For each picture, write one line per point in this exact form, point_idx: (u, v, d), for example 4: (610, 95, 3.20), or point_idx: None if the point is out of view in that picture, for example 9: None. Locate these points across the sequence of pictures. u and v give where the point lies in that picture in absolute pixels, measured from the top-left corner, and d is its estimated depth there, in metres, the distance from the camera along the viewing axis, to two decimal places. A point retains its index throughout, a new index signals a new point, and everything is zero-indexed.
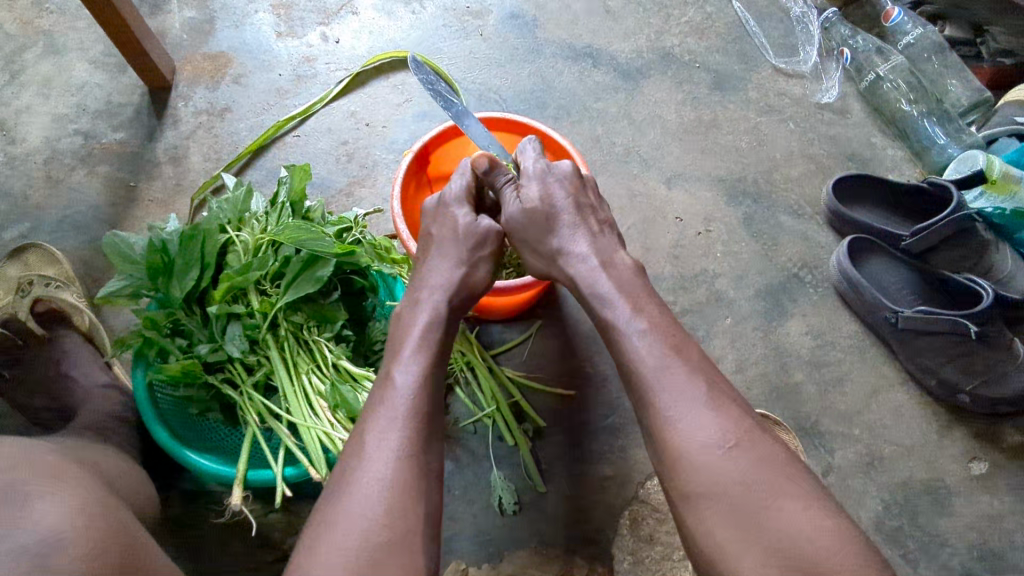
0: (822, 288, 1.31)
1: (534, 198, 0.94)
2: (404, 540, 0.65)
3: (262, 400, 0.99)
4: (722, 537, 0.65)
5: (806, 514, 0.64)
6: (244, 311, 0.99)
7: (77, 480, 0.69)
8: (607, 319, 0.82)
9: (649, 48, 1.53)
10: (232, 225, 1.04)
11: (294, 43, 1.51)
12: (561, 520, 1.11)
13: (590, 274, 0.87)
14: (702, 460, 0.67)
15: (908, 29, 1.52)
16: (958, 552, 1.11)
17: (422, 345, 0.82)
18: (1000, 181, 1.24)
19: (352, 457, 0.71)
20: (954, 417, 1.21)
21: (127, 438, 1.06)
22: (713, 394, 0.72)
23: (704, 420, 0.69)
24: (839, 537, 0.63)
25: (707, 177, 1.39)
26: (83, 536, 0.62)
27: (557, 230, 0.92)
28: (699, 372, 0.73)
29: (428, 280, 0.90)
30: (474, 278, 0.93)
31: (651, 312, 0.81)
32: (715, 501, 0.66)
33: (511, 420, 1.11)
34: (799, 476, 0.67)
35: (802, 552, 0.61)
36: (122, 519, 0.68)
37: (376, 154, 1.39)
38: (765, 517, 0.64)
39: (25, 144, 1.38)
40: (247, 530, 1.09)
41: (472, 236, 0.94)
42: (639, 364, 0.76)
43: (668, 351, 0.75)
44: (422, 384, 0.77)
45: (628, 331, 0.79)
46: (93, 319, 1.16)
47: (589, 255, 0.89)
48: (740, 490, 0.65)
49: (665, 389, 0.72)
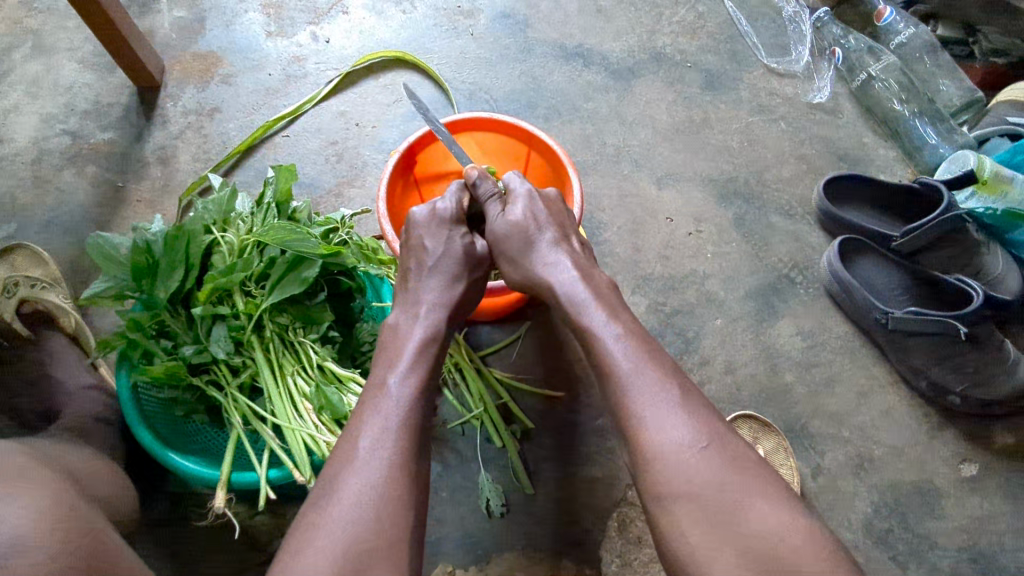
0: (813, 289, 1.30)
1: (516, 217, 0.93)
2: (387, 545, 0.64)
3: (247, 401, 0.99)
4: (698, 540, 0.64)
5: (776, 514, 0.63)
6: (229, 312, 0.98)
7: (45, 482, 0.71)
8: (583, 322, 0.82)
9: (640, 48, 1.53)
10: (218, 226, 1.03)
11: (284, 42, 1.50)
12: (549, 522, 1.10)
13: (569, 286, 0.86)
14: (675, 461, 0.67)
15: (901, 28, 1.52)
16: (948, 554, 1.10)
17: (422, 356, 0.82)
18: (991, 181, 1.23)
19: (343, 461, 0.70)
20: (945, 419, 1.20)
21: (111, 439, 1.05)
22: (687, 396, 0.71)
23: (677, 421, 0.69)
24: (808, 538, 0.62)
25: (698, 177, 1.39)
26: (48, 538, 0.63)
27: (536, 247, 0.91)
28: (671, 376, 0.73)
29: (427, 296, 0.89)
30: (469, 297, 0.95)
31: (625, 318, 0.80)
32: (687, 501, 0.65)
33: (499, 421, 1.10)
34: (770, 476, 0.67)
35: (772, 552, 0.61)
36: (88, 520, 0.70)
37: (365, 154, 1.38)
38: (735, 518, 0.63)
39: (13, 145, 1.37)
40: (232, 532, 1.09)
41: (471, 261, 0.94)
42: (613, 365, 0.75)
43: (642, 353, 0.75)
44: (417, 395, 0.77)
45: (603, 334, 0.78)
46: (79, 320, 1.14)
47: (568, 268, 0.88)
48: (712, 490, 0.65)
49: (640, 390, 0.72)
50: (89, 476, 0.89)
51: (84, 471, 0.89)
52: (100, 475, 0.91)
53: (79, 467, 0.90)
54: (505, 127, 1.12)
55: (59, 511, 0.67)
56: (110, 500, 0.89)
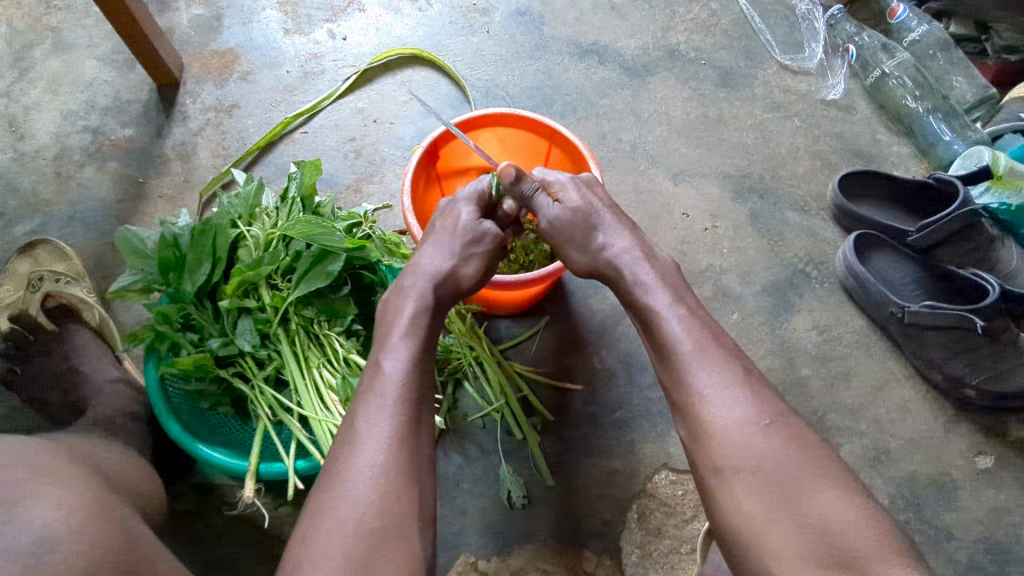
0: (829, 284, 1.32)
1: (573, 203, 0.90)
2: (395, 528, 0.65)
3: (273, 393, 1.00)
4: (754, 512, 0.65)
5: (835, 492, 0.65)
6: (256, 305, 1.00)
7: (82, 480, 0.73)
8: (642, 303, 0.83)
9: (655, 45, 1.54)
10: (243, 220, 1.05)
11: (301, 40, 1.51)
12: (571, 514, 1.12)
13: (633, 266, 0.86)
14: (735, 437, 0.69)
15: (914, 25, 1.53)
16: (965, 545, 1.12)
17: (412, 330, 0.80)
18: (1006, 176, 1.27)
19: (344, 443, 0.71)
20: (960, 411, 1.22)
21: (135, 434, 1.06)
22: (747, 376, 0.73)
23: (739, 399, 0.71)
24: (864, 515, 0.64)
25: (713, 173, 1.40)
26: (78, 538, 0.65)
27: (596, 235, 0.89)
28: (734, 357, 0.75)
29: (419, 266, 0.87)
30: (461, 277, 0.89)
31: (691, 302, 0.82)
32: (748, 473, 0.67)
33: (520, 414, 1.12)
34: (828, 457, 0.68)
35: (833, 524, 0.62)
36: (119, 515, 0.71)
37: (383, 150, 1.39)
38: (796, 492, 0.65)
39: (34, 141, 1.38)
40: (257, 523, 1.10)
41: (471, 235, 0.90)
42: (674, 345, 0.77)
43: (704, 335, 0.77)
44: (413, 369, 0.76)
45: (666, 317, 0.80)
46: (102, 314, 1.17)
47: (633, 247, 0.88)
48: (774, 464, 0.67)
49: (703, 369, 0.74)
50: (118, 472, 0.91)
51: (109, 468, 0.90)
52: (127, 469, 0.93)
53: (105, 462, 0.91)
54: (507, 121, 1.13)
55: (92, 508, 0.69)
56: (135, 495, 0.90)
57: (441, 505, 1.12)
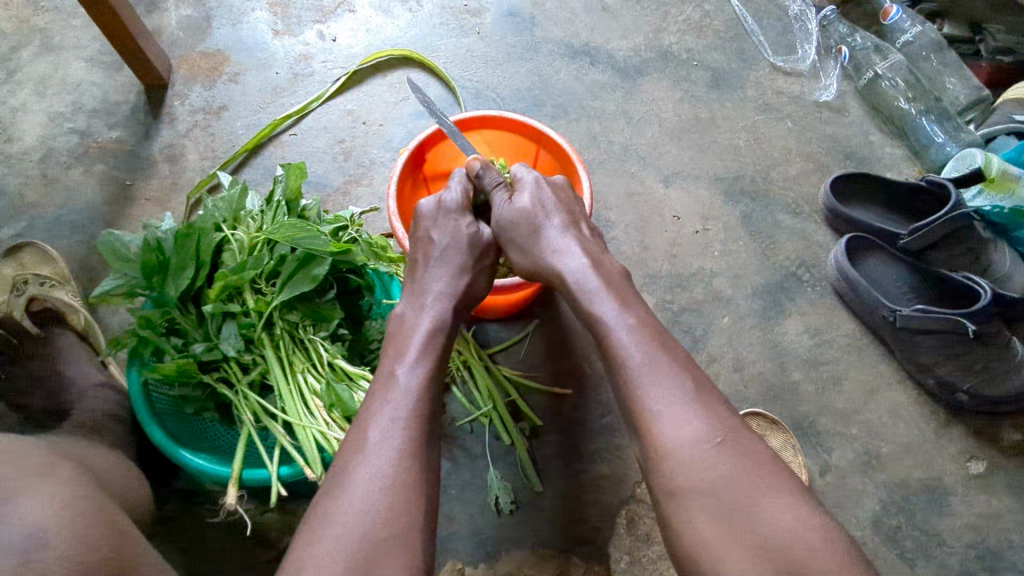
0: (820, 287, 1.31)
1: (524, 205, 0.91)
2: (405, 536, 0.65)
3: (257, 399, 0.99)
4: (713, 536, 0.64)
5: (792, 510, 0.63)
6: (240, 310, 0.98)
7: (71, 478, 0.72)
8: (593, 312, 0.81)
9: (646, 46, 1.53)
10: (228, 223, 1.03)
11: (291, 41, 1.50)
12: (559, 519, 1.11)
13: (580, 276, 0.84)
14: (688, 456, 0.67)
15: (907, 26, 1.52)
16: (956, 551, 1.11)
17: (427, 345, 0.82)
18: (999, 179, 1.24)
19: (354, 448, 0.70)
20: (953, 416, 1.21)
21: (120, 438, 1.05)
22: (700, 391, 0.71)
23: (691, 414, 0.69)
24: (822, 534, 0.62)
25: (705, 175, 1.39)
26: (65, 536, 0.64)
27: (544, 233, 0.90)
28: (683, 368, 0.73)
29: (430, 286, 0.89)
30: (475, 287, 0.93)
31: (640, 307, 0.80)
32: (704, 495, 0.65)
33: (508, 419, 1.10)
34: (786, 474, 0.67)
35: (783, 542, 0.61)
36: (111, 516, 0.71)
37: (372, 153, 1.38)
38: (750, 511, 0.63)
39: (21, 143, 1.37)
40: (242, 529, 1.09)
41: (477, 248, 0.94)
42: (624, 358, 0.75)
43: (656, 346, 0.74)
44: (430, 382, 0.77)
45: (614, 328, 0.77)
46: (88, 318, 1.16)
47: (578, 254, 0.87)
48: (725, 488, 0.65)
49: (653, 384, 0.71)
50: (105, 473, 0.90)
51: (95, 469, 0.89)
52: (114, 471, 0.92)
53: (91, 464, 0.90)
54: (498, 123, 1.12)
55: (81, 508, 0.68)
56: (123, 497, 0.89)
57: None
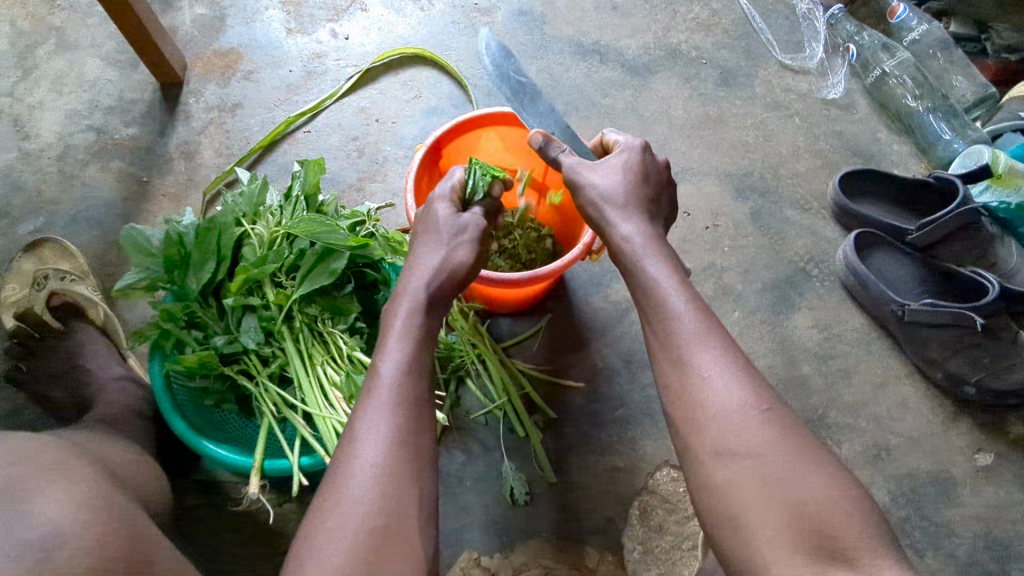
0: (829, 282, 1.32)
1: (628, 159, 0.90)
2: (399, 525, 0.66)
3: (278, 391, 1.01)
4: (751, 500, 0.65)
5: (828, 481, 0.66)
6: (260, 303, 1.00)
7: (88, 475, 0.73)
8: (642, 277, 0.81)
9: (656, 45, 1.54)
10: (248, 218, 1.05)
11: (304, 39, 1.52)
12: (572, 510, 1.12)
13: (641, 240, 0.84)
14: (733, 421, 0.69)
15: (914, 25, 1.53)
16: (964, 542, 1.12)
17: (410, 327, 0.80)
18: (1005, 175, 1.26)
19: (348, 440, 0.71)
20: (960, 409, 1.22)
21: (139, 431, 1.06)
22: (745, 364, 0.72)
23: (739, 383, 0.71)
24: (856, 504, 0.65)
25: (714, 172, 1.41)
26: (85, 533, 0.65)
27: (627, 182, 0.88)
28: (727, 339, 0.74)
29: (419, 266, 0.86)
30: (455, 258, 0.86)
31: (682, 279, 0.80)
32: (745, 459, 0.67)
33: (522, 412, 1.12)
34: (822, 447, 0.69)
35: (824, 517, 0.63)
36: (128, 511, 0.72)
37: (386, 149, 1.40)
38: (789, 478, 0.65)
39: (38, 140, 1.39)
40: (261, 521, 1.11)
41: (454, 228, 0.88)
42: (676, 323, 0.75)
43: (707, 316, 0.76)
44: (411, 369, 0.76)
45: (669, 292, 0.78)
46: (107, 313, 1.18)
47: (637, 219, 0.86)
48: (769, 452, 0.67)
49: (703, 351, 0.73)
50: (124, 467, 0.91)
51: (114, 464, 0.90)
52: (132, 466, 0.93)
53: (110, 458, 0.91)
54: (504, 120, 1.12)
55: (100, 503, 0.69)
56: (142, 491, 0.91)
57: (445, 501, 1.12)
